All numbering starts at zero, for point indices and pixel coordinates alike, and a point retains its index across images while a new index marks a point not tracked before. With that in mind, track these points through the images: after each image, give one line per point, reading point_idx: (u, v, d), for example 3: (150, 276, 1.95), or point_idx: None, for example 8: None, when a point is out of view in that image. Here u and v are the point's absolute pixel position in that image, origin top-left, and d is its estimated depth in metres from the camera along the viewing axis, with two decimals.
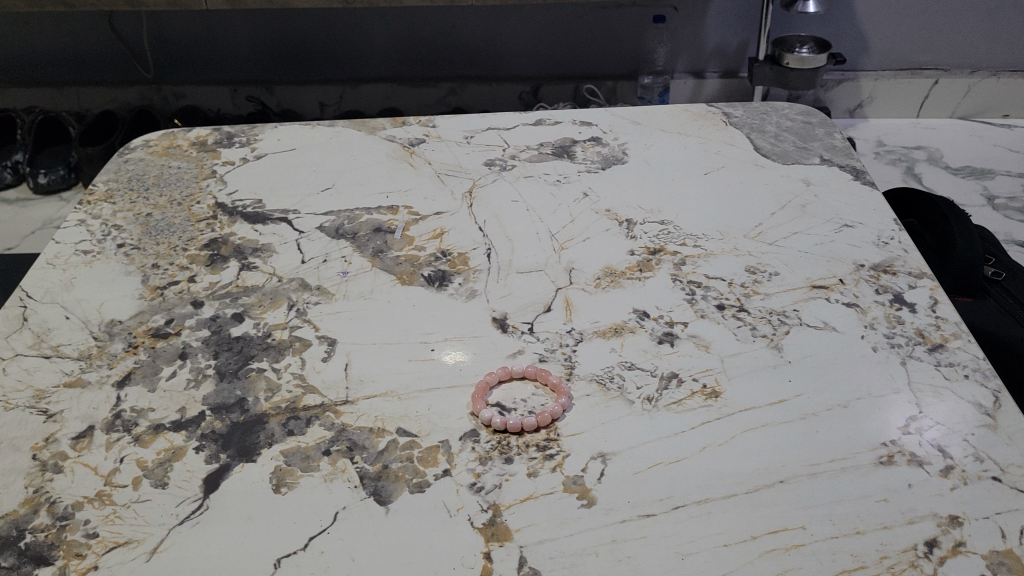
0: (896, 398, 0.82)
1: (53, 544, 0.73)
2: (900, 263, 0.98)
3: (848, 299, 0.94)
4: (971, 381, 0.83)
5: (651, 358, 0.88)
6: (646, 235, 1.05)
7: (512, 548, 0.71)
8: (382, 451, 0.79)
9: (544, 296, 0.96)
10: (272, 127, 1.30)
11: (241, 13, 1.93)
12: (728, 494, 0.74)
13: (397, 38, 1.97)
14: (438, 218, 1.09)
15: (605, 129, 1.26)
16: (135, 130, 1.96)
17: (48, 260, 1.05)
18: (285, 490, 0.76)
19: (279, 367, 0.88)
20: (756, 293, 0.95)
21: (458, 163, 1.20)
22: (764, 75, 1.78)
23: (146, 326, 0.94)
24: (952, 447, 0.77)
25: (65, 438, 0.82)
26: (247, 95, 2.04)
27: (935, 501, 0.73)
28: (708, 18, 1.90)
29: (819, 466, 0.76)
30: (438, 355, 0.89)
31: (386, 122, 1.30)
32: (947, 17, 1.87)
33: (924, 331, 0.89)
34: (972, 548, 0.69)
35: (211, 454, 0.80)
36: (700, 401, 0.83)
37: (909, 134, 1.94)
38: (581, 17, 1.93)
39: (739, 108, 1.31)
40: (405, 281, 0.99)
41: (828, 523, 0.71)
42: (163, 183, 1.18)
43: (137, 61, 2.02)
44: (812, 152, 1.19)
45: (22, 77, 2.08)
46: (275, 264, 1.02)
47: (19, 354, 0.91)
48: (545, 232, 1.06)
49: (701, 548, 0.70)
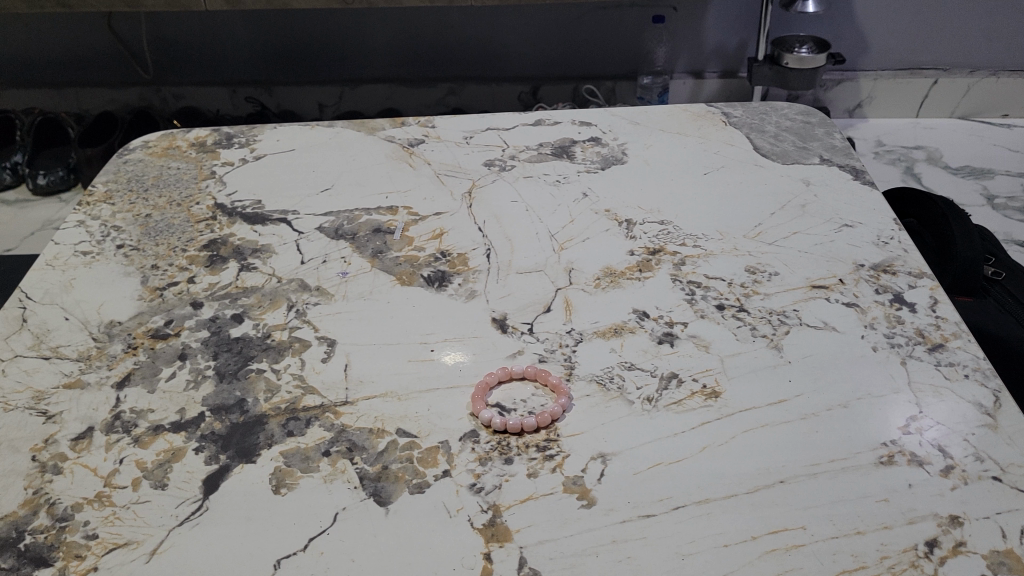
0: (896, 398, 0.82)
1: (53, 545, 0.73)
2: (900, 262, 0.98)
3: (848, 298, 0.93)
4: (971, 381, 0.83)
5: (651, 358, 0.88)
6: (646, 235, 1.05)
7: (512, 548, 0.71)
8: (382, 451, 0.79)
9: (544, 296, 0.96)
10: (272, 128, 1.30)
11: (241, 14, 1.93)
12: (728, 495, 0.74)
13: (396, 38, 1.97)
14: (438, 218, 1.09)
15: (605, 130, 1.26)
16: (135, 131, 1.96)
17: (47, 261, 1.05)
18: (285, 490, 0.76)
19: (279, 368, 0.88)
20: (756, 293, 0.95)
21: (457, 163, 1.20)
22: (763, 75, 1.78)
23: (146, 326, 0.94)
24: (952, 447, 0.77)
25: (65, 438, 0.82)
26: (247, 96, 2.04)
27: (935, 501, 0.73)
28: (707, 18, 1.90)
29: (820, 466, 0.76)
30: (438, 355, 0.89)
31: (386, 122, 1.30)
32: (947, 17, 1.87)
33: (924, 331, 0.89)
34: (973, 548, 0.69)
35: (211, 455, 0.79)
36: (700, 401, 0.83)
37: (908, 134, 1.94)
38: (580, 17, 1.93)
39: (739, 107, 1.31)
40: (404, 281, 0.99)
41: (829, 523, 0.71)
42: (163, 184, 1.18)
43: (136, 62, 2.02)
44: (811, 152, 1.19)
45: (22, 78, 2.08)
46: (275, 264, 1.02)
47: (18, 355, 0.91)
48: (545, 232, 1.06)
49: (701, 548, 0.70)
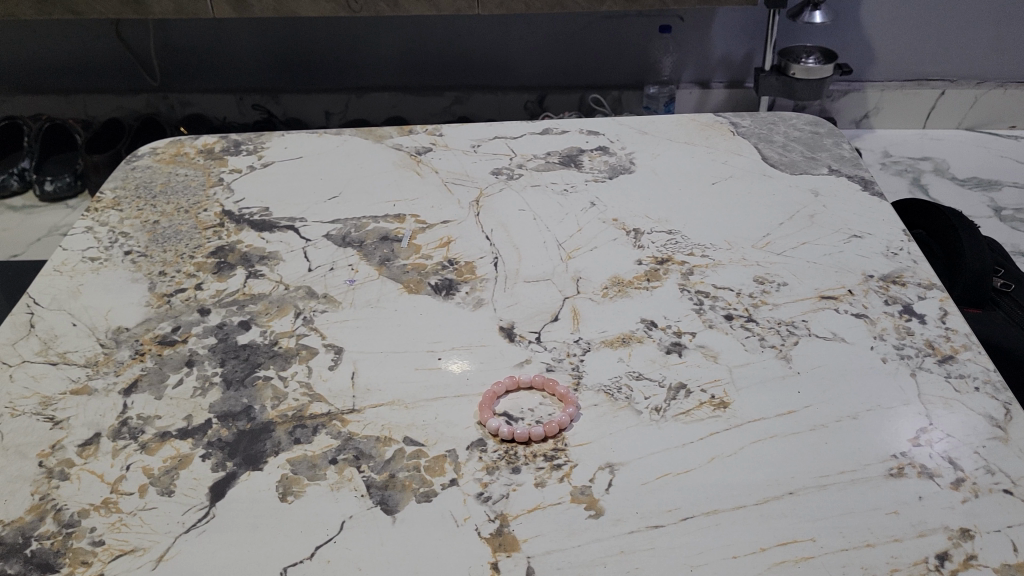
0: (905, 410, 0.81)
1: (60, 552, 0.72)
2: (910, 273, 0.98)
3: (857, 309, 0.93)
4: (982, 394, 0.83)
5: (658, 368, 0.87)
6: (654, 245, 1.05)
7: (519, 558, 0.70)
8: (389, 460, 0.79)
9: (552, 306, 0.96)
10: (280, 135, 1.30)
11: (246, 20, 1.94)
12: (737, 506, 0.73)
13: (404, 48, 1.98)
14: (445, 226, 1.09)
15: (613, 139, 1.26)
16: (141, 139, 1.97)
17: (55, 267, 1.05)
18: (291, 498, 0.76)
19: (286, 375, 0.88)
20: (765, 303, 0.95)
21: (465, 172, 1.20)
22: (770, 85, 1.77)
23: (153, 333, 0.94)
24: (962, 459, 0.77)
25: (71, 445, 0.81)
26: (253, 104, 2.06)
27: (946, 515, 0.72)
28: (715, 28, 1.91)
29: (830, 478, 0.75)
30: (445, 364, 0.89)
31: (393, 131, 1.30)
32: (954, 28, 1.87)
33: (934, 342, 0.89)
34: (984, 561, 0.68)
35: (217, 462, 0.79)
36: (708, 412, 0.82)
37: (915, 145, 1.94)
38: (587, 27, 1.93)
39: (748, 118, 1.31)
40: (411, 289, 0.99)
41: (838, 535, 0.71)
42: (170, 192, 1.18)
43: (144, 69, 2.03)
44: (819, 162, 1.19)
45: (28, 85, 2.10)
46: (282, 271, 1.02)
47: (25, 360, 0.91)
48: (552, 242, 1.06)
49: (709, 560, 0.69)
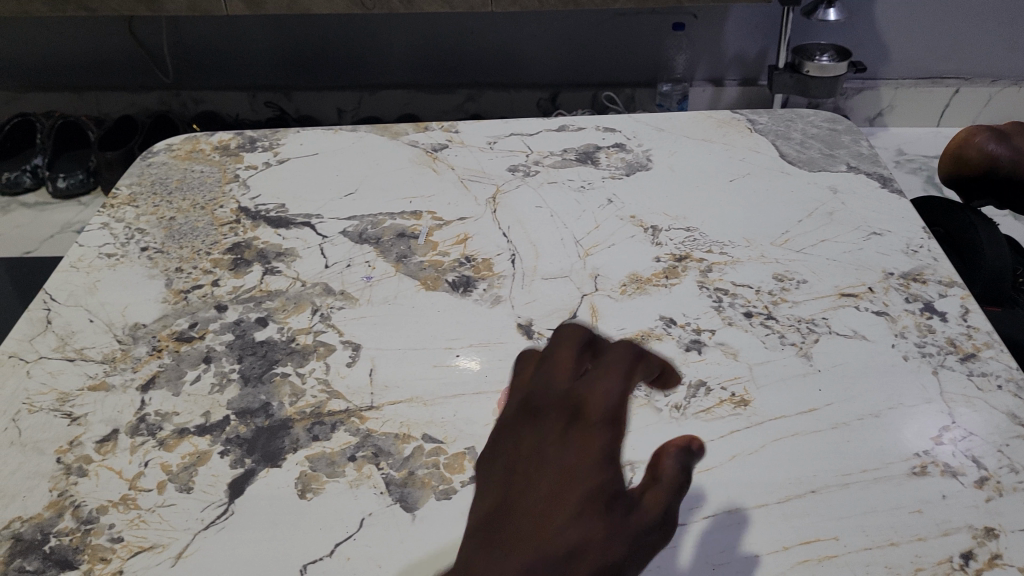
0: (927, 408, 0.81)
1: (78, 548, 0.72)
2: (930, 271, 0.97)
3: (878, 307, 0.92)
4: (1005, 392, 0.82)
5: (678, 366, 0.87)
6: (672, 242, 1.04)
7: None
8: (408, 457, 0.79)
9: (569, 303, 0.95)
10: (295, 132, 1.30)
11: (259, 17, 1.93)
12: (759, 504, 0.73)
13: (411, 45, 1.98)
14: (462, 223, 1.09)
15: (629, 136, 1.26)
16: (155, 136, 1.97)
17: (72, 263, 1.05)
18: (310, 496, 0.76)
19: (304, 372, 0.88)
20: (784, 301, 0.94)
21: (481, 169, 1.20)
22: (784, 83, 1.77)
23: (170, 330, 0.94)
24: (986, 458, 0.76)
25: (90, 441, 0.81)
26: (266, 101, 2.07)
27: (969, 514, 0.71)
28: (728, 26, 1.90)
29: (851, 476, 0.75)
30: (462, 361, 0.88)
31: (408, 128, 1.30)
32: (968, 25, 1.86)
33: (956, 340, 0.88)
34: (1009, 561, 0.68)
35: (236, 458, 0.79)
36: (729, 409, 0.82)
37: (929, 142, 1.94)
38: (600, 26, 1.93)
39: (765, 115, 1.30)
40: (429, 286, 0.99)
41: (861, 534, 0.70)
42: (186, 188, 1.18)
43: (156, 67, 2.03)
44: (837, 160, 1.18)
45: (40, 82, 2.10)
46: (299, 268, 1.02)
47: (42, 357, 0.91)
48: (570, 239, 1.05)
49: (731, 558, 0.69)
